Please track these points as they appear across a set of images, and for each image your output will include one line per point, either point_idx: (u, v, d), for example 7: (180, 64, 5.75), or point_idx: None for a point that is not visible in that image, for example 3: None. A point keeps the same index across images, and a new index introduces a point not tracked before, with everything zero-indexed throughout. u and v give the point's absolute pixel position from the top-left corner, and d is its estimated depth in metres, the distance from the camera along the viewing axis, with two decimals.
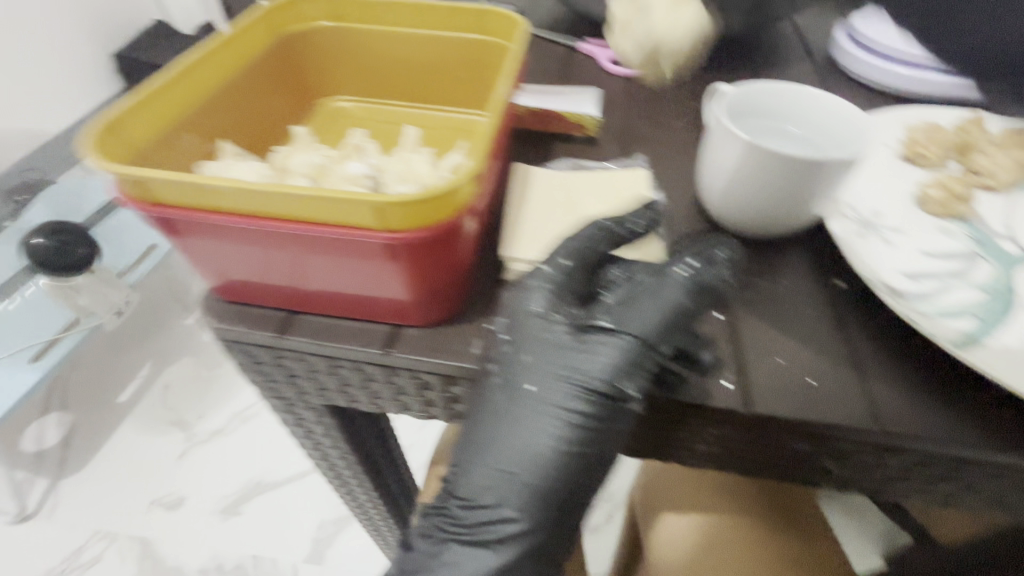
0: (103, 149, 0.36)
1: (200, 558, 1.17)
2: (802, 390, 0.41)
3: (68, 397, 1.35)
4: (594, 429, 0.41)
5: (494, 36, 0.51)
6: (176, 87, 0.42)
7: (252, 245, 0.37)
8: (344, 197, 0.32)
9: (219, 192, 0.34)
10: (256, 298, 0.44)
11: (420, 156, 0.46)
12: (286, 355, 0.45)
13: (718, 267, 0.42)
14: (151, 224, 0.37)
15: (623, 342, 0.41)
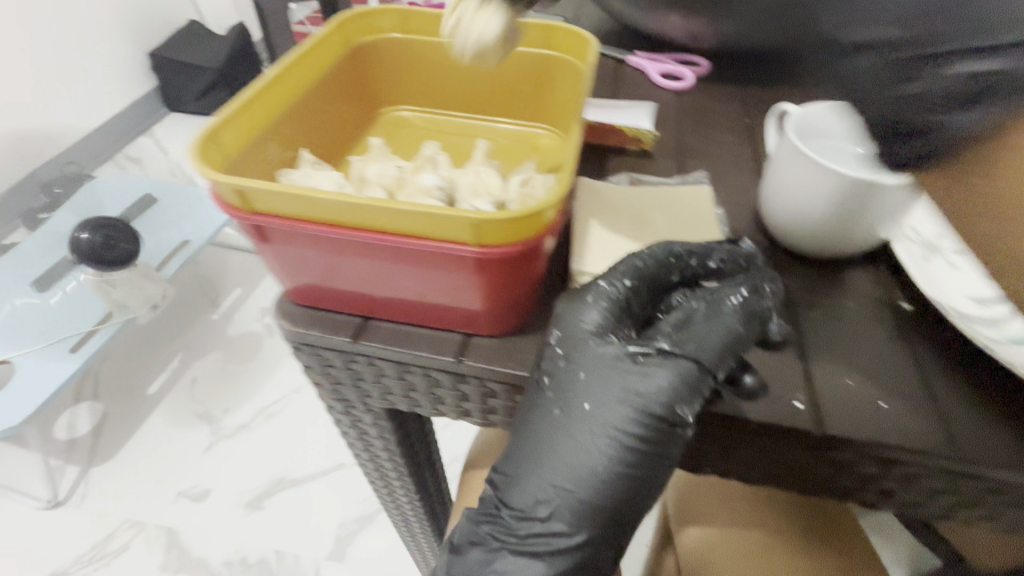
0: (205, 157, 0.38)
1: (224, 551, 1.13)
2: (873, 412, 0.41)
3: (100, 386, 1.35)
4: (647, 452, 0.40)
5: (561, 52, 0.52)
6: (264, 97, 0.44)
7: (338, 255, 0.39)
8: (441, 213, 0.34)
9: (314, 203, 0.35)
10: (331, 304, 0.45)
11: (490, 170, 0.48)
12: (357, 360, 0.46)
13: (765, 298, 0.43)
14: (244, 232, 0.38)
15: (681, 366, 0.40)
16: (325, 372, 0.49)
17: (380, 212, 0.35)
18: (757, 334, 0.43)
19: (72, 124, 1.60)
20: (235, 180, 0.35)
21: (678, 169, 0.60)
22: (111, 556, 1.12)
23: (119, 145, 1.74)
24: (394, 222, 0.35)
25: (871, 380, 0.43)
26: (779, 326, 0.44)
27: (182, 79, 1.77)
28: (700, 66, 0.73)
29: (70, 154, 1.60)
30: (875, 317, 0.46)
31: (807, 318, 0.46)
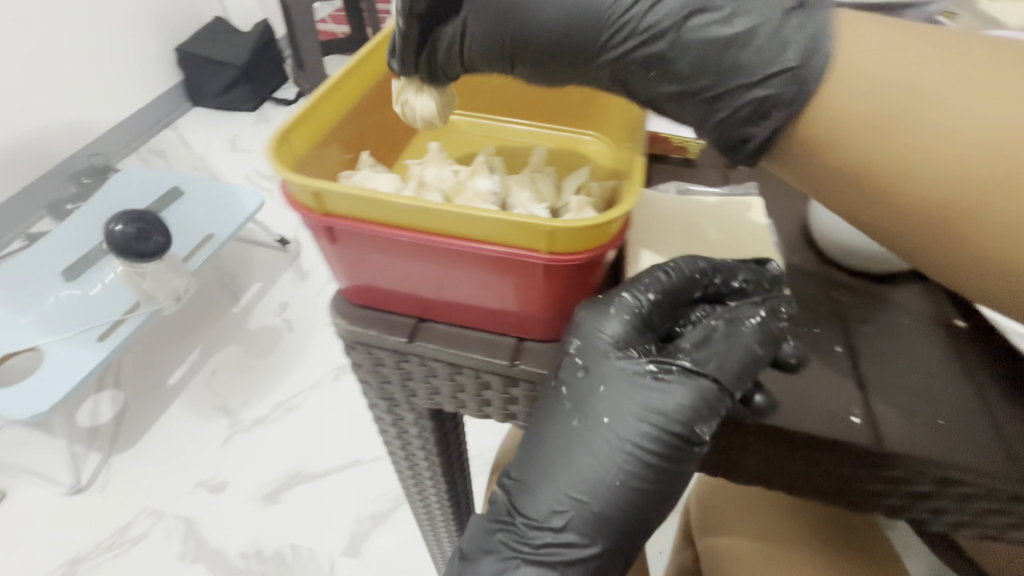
0: (279, 156, 0.40)
1: (241, 543, 1.13)
2: (932, 429, 0.41)
3: (121, 376, 1.37)
4: (662, 468, 0.41)
5: None
6: (328, 102, 0.46)
7: (402, 255, 0.41)
8: (517, 222, 0.35)
9: (389, 206, 0.37)
10: (386, 304, 0.47)
11: (544, 177, 0.49)
12: (409, 360, 0.47)
13: (780, 319, 0.43)
14: (316, 230, 0.41)
15: (701, 385, 0.40)
16: (375, 370, 0.50)
17: (453, 218, 0.37)
18: (772, 356, 0.42)
19: (99, 117, 1.63)
20: (319, 182, 0.37)
21: (723, 178, 0.61)
22: (131, 543, 1.13)
23: (145, 139, 1.76)
24: (463, 227, 0.37)
25: (922, 400, 0.42)
26: (793, 347, 0.44)
27: (208, 75, 1.80)
28: None
29: (97, 147, 1.63)
30: (928, 336, 0.46)
31: (861, 335, 0.46)
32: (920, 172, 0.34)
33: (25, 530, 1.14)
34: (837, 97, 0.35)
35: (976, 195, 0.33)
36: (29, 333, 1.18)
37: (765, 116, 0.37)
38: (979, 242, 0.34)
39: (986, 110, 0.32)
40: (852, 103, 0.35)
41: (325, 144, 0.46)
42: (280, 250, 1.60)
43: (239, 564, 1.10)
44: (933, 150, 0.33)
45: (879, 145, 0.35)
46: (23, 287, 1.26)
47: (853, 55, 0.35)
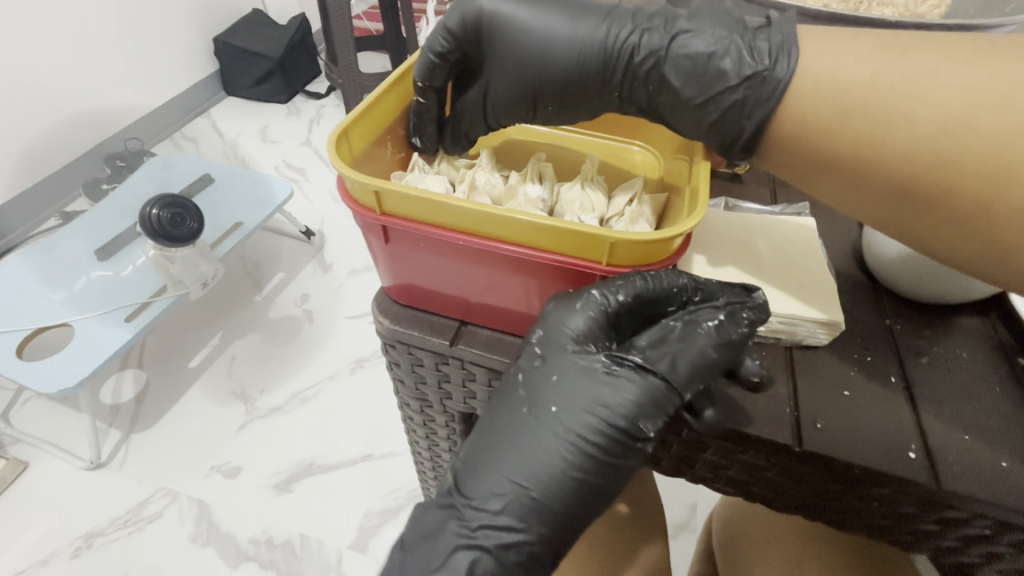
0: (337, 152, 0.41)
1: (252, 528, 1.14)
2: (997, 473, 0.39)
3: (144, 357, 1.39)
4: (604, 462, 0.41)
5: None
6: (381, 103, 0.47)
7: (451, 257, 0.41)
8: (588, 235, 0.37)
9: (446, 208, 0.38)
10: (429, 306, 0.47)
11: (594, 187, 0.49)
12: (449, 362, 0.47)
13: (739, 326, 0.41)
14: (370, 228, 0.41)
15: (650, 383, 0.40)
16: (412, 371, 0.50)
17: (514, 225, 0.37)
18: (728, 363, 0.41)
19: (137, 102, 1.67)
20: (382, 182, 0.37)
21: (770, 197, 0.60)
22: (145, 522, 1.14)
23: (179, 125, 1.80)
24: (518, 234, 0.38)
25: (982, 438, 0.41)
26: (757, 366, 0.43)
27: (243, 65, 1.83)
28: None
29: (134, 131, 1.67)
30: (990, 373, 0.45)
31: (915, 367, 0.45)
32: (888, 151, 0.40)
33: (42, 503, 1.16)
34: (817, 95, 0.41)
35: (947, 165, 0.38)
36: (63, 309, 1.21)
37: (751, 114, 0.44)
38: (957, 208, 0.39)
39: (942, 92, 0.38)
40: (827, 100, 0.41)
41: (377, 144, 0.47)
42: (305, 241, 1.61)
43: (248, 550, 1.11)
44: (903, 128, 0.39)
45: (853, 131, 0.40)
46: (58, 263, 1.29)
47: (816, 74, 0.42)
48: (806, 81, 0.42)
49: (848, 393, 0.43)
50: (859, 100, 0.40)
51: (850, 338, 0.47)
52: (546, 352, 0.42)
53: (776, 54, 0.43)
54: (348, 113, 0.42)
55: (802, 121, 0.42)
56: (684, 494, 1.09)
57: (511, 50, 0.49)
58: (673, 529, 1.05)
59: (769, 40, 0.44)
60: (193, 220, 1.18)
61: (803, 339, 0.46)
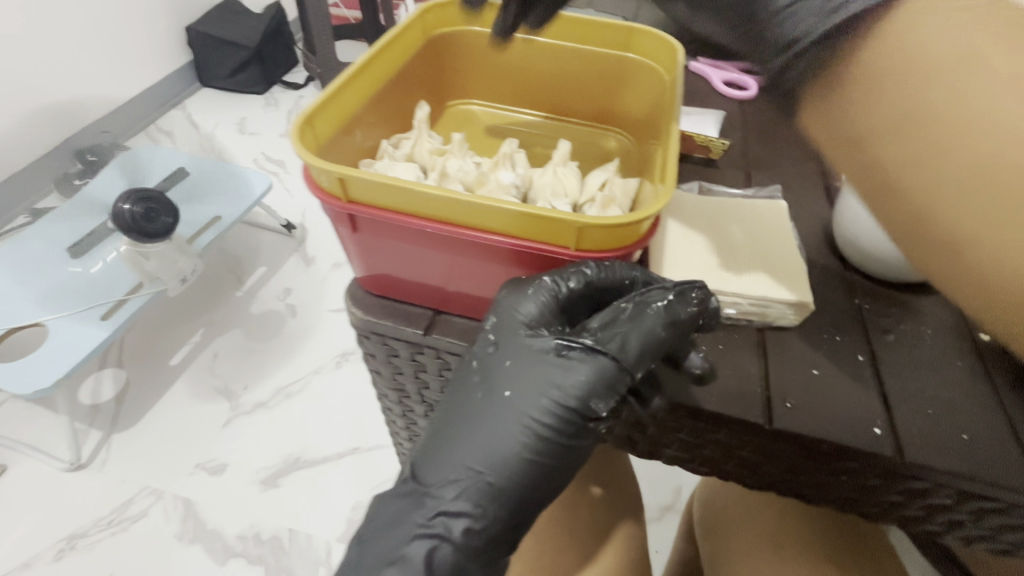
0: (301, 141, 0.40)
1: (240, 524, 1.13)
2: (958, 445, 0.40)
3: (124, 355, 1.36)
4: (557, 443, 0.41)
5: (641, 58, 0.54)
6: (348, 90, 0.45)
7: (421, 245, 0.41)
8: (558, 217, 0.37)
9: (411, 195, 0.37)
10: (402, 295, 0.46)
11: (567, 171, 0.48)
12: (424, 352, 0.46)
13: (689, 307, 0.41)
14: (337, 217, 0.40)
15: (600, 363, 0.40)
16: (388, 362, 0.50)
17: (483, 211, 0.37)
18: (675, 355, 0.43)
19: (106, 94, 1.62)
20: (347, 170, 0.36)
21: (744, 180, 0.61)
22: (130, 521, 1.13)
23: (154, 118, 1.75)
24: (488, 219, 0.38)
25: (945, 412, 0.42)
26: (702, 359, 0.43)
27: (217, 55, 1.79)
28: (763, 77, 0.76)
29: (107, 124, 1.62)
30: (955, 350, 0.46)
31: (882, 344, 0.46)
32: (958, 139, 0.33)
33: (23, 505, 1.14)
34: (923, 40, 0.33)
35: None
36: (35, 309, 1.17)
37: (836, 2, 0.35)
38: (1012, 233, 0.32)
39: None
40: (942, 50, 0.32)
41: (347, 131, 0.45)
42: (286, 235, 1.59)
43: (236, 546, 1.11)
44: (996, 118, 0.32)
45: (944, 100, 0.33)
46: (27, 261, 1.25)
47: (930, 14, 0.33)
48: (926, 16, 0.33)
49: (816, 371, 0.44)
50: (971, 65, 0.32)
51: (820, 320, 0.47)
52: (500, 336, 0.42)
53: None
54: (311, 100, 0.41)
55: (909, 66, 0.33)
56: (668, 478, 1.11)
57: None
58: (657, 511, 1.07)
59: None
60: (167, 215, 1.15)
61: (774, 321, 0.46)
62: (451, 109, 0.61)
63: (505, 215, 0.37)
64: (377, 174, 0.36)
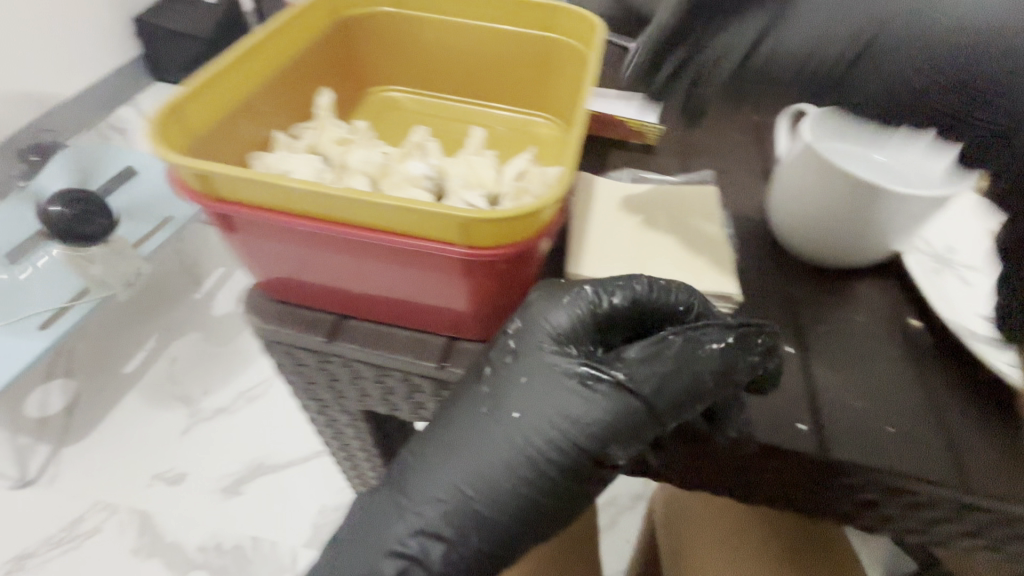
0: (166, 134, 0.36)
1: (199, 535, 1.09)
2: (883, 437, 0.39)
3: (72, 365, 1.28)
4: (559, 482, 0.39)
5: (568, 37, 0.51)
6: (233, 77, 0.42)
7: (307, 245, 0.37)
8: (431, 211, 0.31)
9: (270, 189, 0.33)
10: (306, 300, 0.42)
11: (484, 160, 0.44)
12: (332, 361, 0.43)
13: (753, 356, 0.39)
14: (207, 217, 0.36)
15: (628, 404, 0.38)
16: (298, 372, 0.46)
17: (350, 204, 0.32)
18: (724, 396, 0.39)
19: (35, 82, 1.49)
20: (201, 164, 0.32)
21: (681, 166, 0.59)
22: (82, 538, 1.08)
23: None
24: (361, 215, 0.33)
25: (874, 404, 0.41)
26: (737, 430, 0.39)
27: None
28: None
29: (48, 121, 1.38)
30: (885, 339, 0.45)
31: (813, 336, 0.44)
32: None
33: None
34: None
35: None
36: None
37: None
38: None
39: None
40: None
41: (232, 120, 0.42)
42: None
43: (196, 559, 1.06)
44: None
45: None
46: None
47: None
48: None
49: None
50: None
51: (751, 309, 0.46)
52: (521, 347, 0.40)
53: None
54: (176, 87, 0.37)
55: None
56: None
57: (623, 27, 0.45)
58: (629, 500, 1.06)
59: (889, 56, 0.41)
60: (102, 217, 1.09)
61: None
62: (373, 95, 0.57)
63: (379, 210, 0.32)
64: (229, 167, 0.32)
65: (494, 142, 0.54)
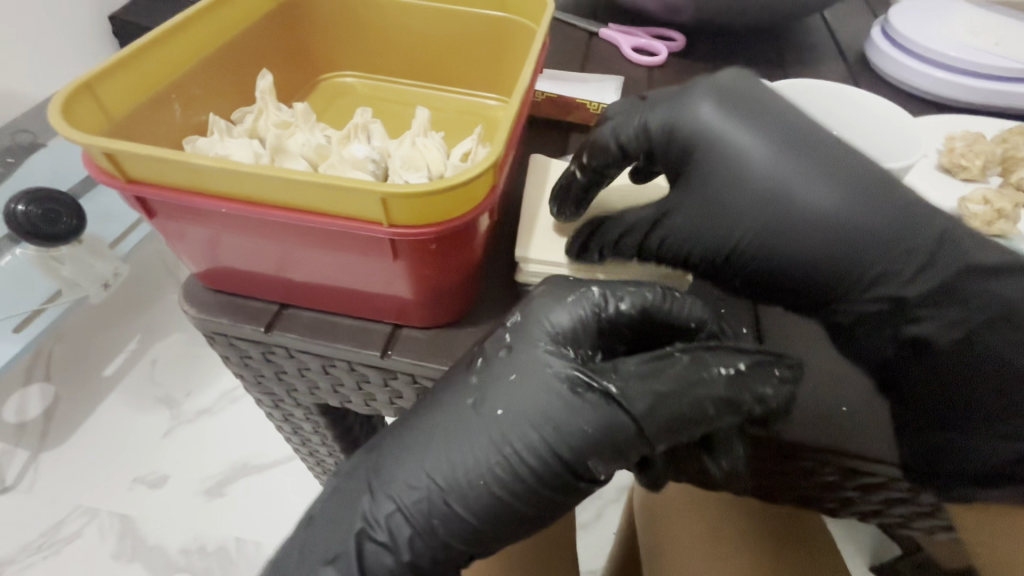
0: (72, 116, 0.36)
1: (181, 536, 0.96)
2: (833, 416, 0.43)
3: (53, 367, 1.11)
4: (531, 489, 0.37)
5: (513, 15, 0.52)
6: (148, 61, 0.42)
7: (235, 230, 0.35)
8: (347, 184, 0.30)
9: (184, 167, 0.32)
10: (246, 290, 0.42)
11: (429, 141, 0.43)
12: (276, 352, 0.43)
13: (763, 384, 0.39)
14: (126, 201, 0.35)
15: (614, 416, 0.36)
16: (246, 365, 0.46)
17: (266, 181, 0.31)
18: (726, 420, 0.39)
19: None
20: (107, 143, 0.31)
21: None
22: (61, 544, 0.95)
23: None
24: (282, 194, 0.32)
25: (827, 385, 0.45)
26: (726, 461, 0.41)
27: None
28: (675, 41, 0.72)
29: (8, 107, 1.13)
30: None
31: (771, 319, 0.48)
32: None
33: None
34: None
35: None
36: None
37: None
38: None
39: None
40: None
41: (159, 101, 0.43)
42: None
43: (178, 563, 0.94)
44: None
45: None
46: None
47: None
48: None
49: None
50: None
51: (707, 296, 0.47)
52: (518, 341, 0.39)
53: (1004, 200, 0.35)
54: (90, 67, 0.37)
55: None
56: None
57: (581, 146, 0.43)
58: (616, 492, 1.03)
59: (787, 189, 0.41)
60: (71, 215, 0.88)
61: None
62: (326, 82, 0.59)
63: (296, 184, 0.31)
64: (139, 146, 0.31)
65: (441, 121, 0.56)
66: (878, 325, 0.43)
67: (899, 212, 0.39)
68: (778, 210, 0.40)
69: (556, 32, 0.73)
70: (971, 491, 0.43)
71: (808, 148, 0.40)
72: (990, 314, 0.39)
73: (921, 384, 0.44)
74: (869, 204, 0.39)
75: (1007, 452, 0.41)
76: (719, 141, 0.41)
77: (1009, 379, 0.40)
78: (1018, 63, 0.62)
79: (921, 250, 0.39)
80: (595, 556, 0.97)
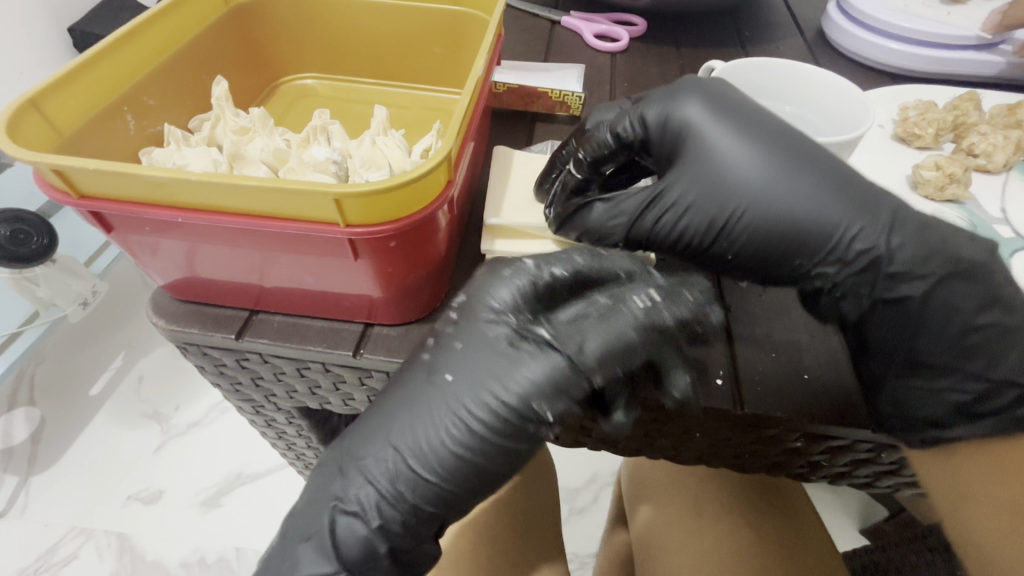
0: (19, 137, 0.35)
1: (179, 551, 0.96)
2: (799, 383, 0.42)
3: (37, 391, 1.09)
4: (491, 442, 0.38)
5: (468, 6, 0.53)
6: (98, 74, 0.42)
7: (194, 237, 0.36)
8: (299, 189, 0.30)
9: (135, 177, 0.32)
10: (216, 298, 0.43)
11: (390, 140, 0.43)
12: (248, 357, 0.44)
13: (681, 306, 0.40)
14: (81, 216, 0.35)
15: (554, 362, 0.38)
16: (221, 372, 0.47)
17: (219, 188, 0.31)
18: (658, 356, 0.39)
19: None
20: (56, 160, 0.31)
21: None
22: (59, 567, 0.94)
23: None
24: (236, 200, 0.32)
25: (787, 353, 0.43)
26: (681, 382, 0.39)
27: None
28: (636, 26, 0.73)
29: None
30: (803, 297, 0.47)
31: (734, 293, 0.48)
32: None
33: None
34: None
35: None
36: None
37: None
38: None
39: None
40: None
41: (115, 114, 0.44)
42: None
43: None
44: None
45: None
46: None
47: None
48: None
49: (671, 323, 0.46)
50: None
51: None
52: (463, 318, 0.40)
53: (896, 224, 0.40)
54: (35, 84, 0.37)
55: None
56: None
57: (580, 143, 0.46)
58: (610, 477, 1.04)
59: (759, 155, 0.41)
60: (41, 233, 0.86)
61: None
62: (286, 86, 0.60)
63: (255, 192, 0.32)
64: (91, 161, 0.31)
65: (403, 120, 0.56)
66: (855, 289, 0.42)
67: (851, 167, 0.42)
68: (751, 164, 0.41)
69: (517, 23, 0.73)
70: (930, 434, 0.40)
71: (770, 117, 0.43)
72: (950, 269, 0.39)
73: (887, 341, 0.42)
74: (823, 175, 0.41)
75: (965, 395, 0.39)
76: (696, 110, 0.43)
77: (965, 328, 0.39)
78: (968, 31, 0.63)
79: (871, 200, 0.41)
80: (593, 540, 0.99)
